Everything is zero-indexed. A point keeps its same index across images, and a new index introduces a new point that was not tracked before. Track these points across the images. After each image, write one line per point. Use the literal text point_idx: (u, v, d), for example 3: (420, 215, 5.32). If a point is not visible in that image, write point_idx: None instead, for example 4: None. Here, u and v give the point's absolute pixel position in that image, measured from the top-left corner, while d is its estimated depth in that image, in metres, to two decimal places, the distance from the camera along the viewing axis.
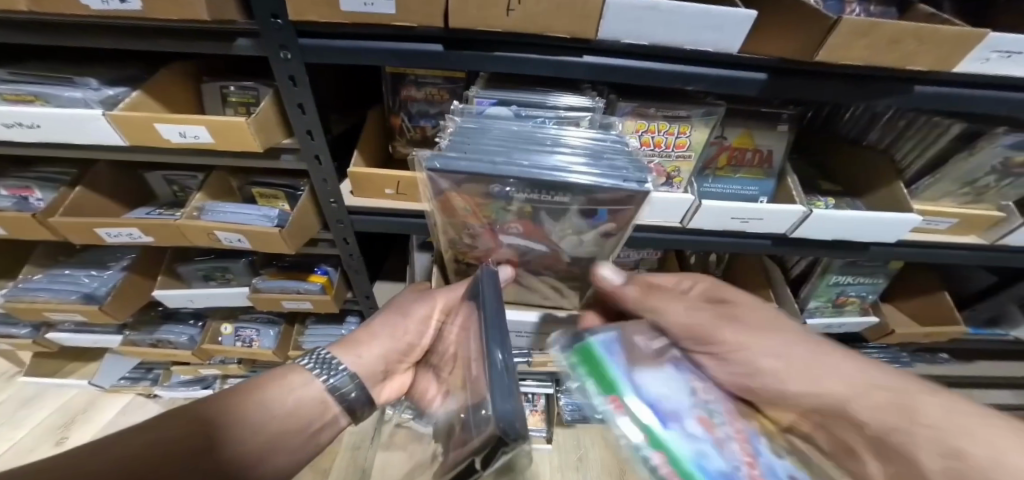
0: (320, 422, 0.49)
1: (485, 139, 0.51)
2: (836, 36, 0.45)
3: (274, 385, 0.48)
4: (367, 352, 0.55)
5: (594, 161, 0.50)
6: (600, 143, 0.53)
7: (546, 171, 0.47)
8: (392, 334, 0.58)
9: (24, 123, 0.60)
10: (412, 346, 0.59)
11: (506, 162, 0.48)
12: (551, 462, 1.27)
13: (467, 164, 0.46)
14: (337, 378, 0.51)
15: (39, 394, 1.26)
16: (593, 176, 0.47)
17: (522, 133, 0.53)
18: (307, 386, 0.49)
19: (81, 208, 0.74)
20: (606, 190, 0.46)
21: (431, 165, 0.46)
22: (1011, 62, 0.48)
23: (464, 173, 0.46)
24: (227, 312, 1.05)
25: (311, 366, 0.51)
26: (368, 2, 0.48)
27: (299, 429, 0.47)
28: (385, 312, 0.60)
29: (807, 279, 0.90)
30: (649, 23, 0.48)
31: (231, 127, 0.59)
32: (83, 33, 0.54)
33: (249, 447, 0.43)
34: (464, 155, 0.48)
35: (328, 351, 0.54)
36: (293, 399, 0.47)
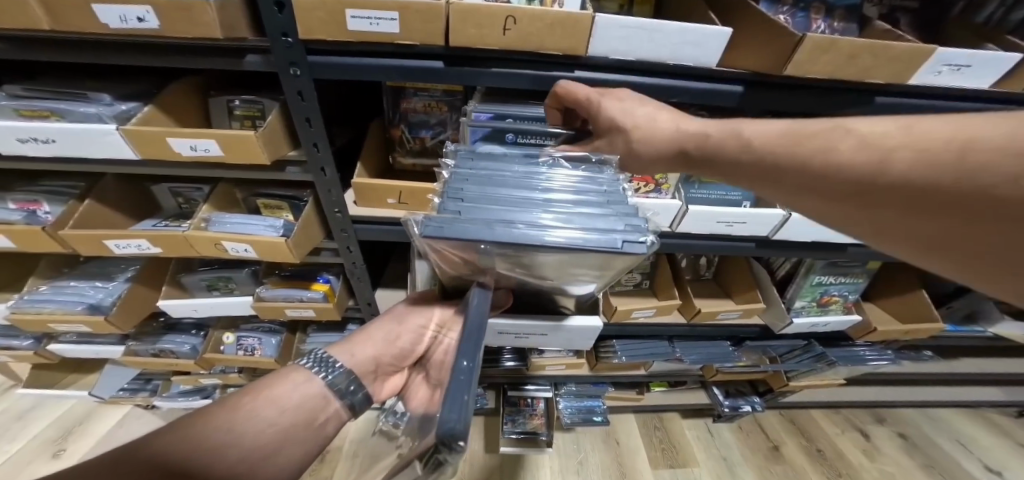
0: (322, 416, 0.49)
1: (481, 195, 0.48)
2: (801, 51, 0.50)
3: (275, 384, 0.48)
4: (364, 349, 0.57)
5: (590, 217, 0.46)
6: (590, 186, 0.51)
7: (543, 232, 0.43)
8: (389, 339, 0.59)
9: (40, 138, 0.62)
10: (407, 351, 0.60)
11: (502, 225, 0.44)
12: (553, 465, 1.29)
13: (461, 229, 0.42)
14: (336, 373, 0.51)
15: (36, 407, 1.26)
16: (592, 236, 0.43)
17: (518, 185, 0.50)
18: (305, 383, 0.49)
19: (90, 220, 0.76)
20: (604, 252, 0.42)
21: (425, 230, 0.41)
22: (960, 75, 0.53)
23: (459, 238, 0.41)
24: (229, 322, 1.07)
25: (309, 365, 0.51)
26: (374, 22, 0.51)
27: (301, 424, 0.47)
28: (385, 316, 0.61)
29: (792, 280, 0.94)
30: (634, 39, 0.52)
31: (240, 140, 0.62)
32: (99, 51, 0.57)
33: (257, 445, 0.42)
34: (459, 216, 0.44)
35: (326, 351, 0.55)
36: (298, 394, 0.48)
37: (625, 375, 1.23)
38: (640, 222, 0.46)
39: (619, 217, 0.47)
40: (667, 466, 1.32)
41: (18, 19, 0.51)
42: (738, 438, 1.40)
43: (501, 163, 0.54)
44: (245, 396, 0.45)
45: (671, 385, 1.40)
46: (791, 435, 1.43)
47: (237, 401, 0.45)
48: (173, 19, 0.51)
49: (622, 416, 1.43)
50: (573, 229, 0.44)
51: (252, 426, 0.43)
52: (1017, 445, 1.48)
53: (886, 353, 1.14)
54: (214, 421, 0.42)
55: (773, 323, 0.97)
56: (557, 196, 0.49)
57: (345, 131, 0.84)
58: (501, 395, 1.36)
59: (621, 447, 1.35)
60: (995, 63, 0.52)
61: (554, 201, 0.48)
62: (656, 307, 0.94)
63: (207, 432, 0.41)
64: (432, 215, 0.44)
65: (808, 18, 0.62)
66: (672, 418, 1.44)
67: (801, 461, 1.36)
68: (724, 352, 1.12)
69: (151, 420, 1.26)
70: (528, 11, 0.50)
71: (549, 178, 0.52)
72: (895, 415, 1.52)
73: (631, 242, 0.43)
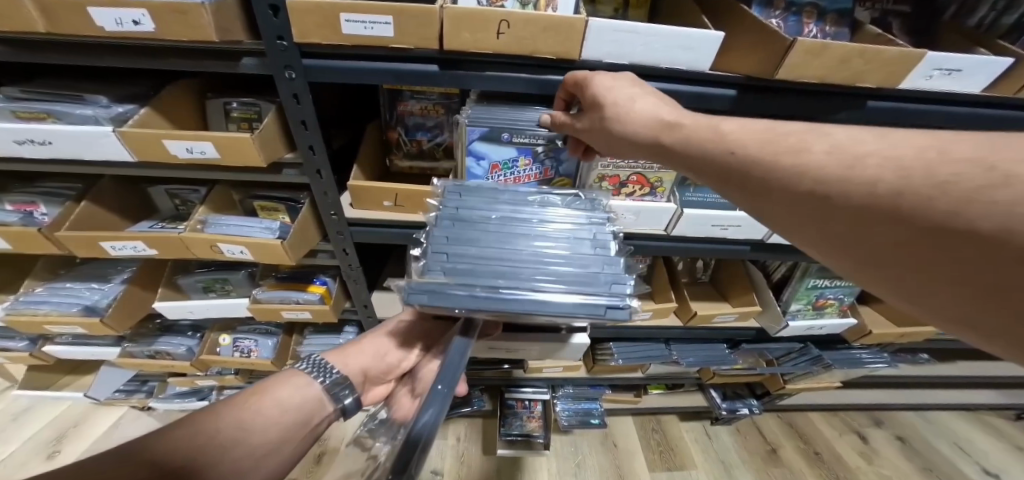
0: (320, 421, 0.52)
1: (469, 250, 0.52)
2: (792, 55, 0.50)
3: (275, 386, 0.52)
4: (357, 359, 0.60)
5: (577, 273, 0.50)
6: (577, 236, 0.55)
7: (529, 293, 0.47)
8: (379, 350, 0.63)
9: (36, 140, 0.62)
10: (394, 364, 0.64)
11: (486, 290, 0.47)
12: (550, 468, 1.28)
13: (451, 297, 0.46)
14: (332, 379, 0.55)
15: (32, 408, 1.26)
16: (578, 298, 0.48)
17: (504, 232, 0.54)
18: (306, 387, 0.53)
19: (86, 223, 0.76)
20: (590, 314, 0.47)
21: (415, 301, 0.46)
22: (952, 79, 0.53)
23: (452, 307, 0.46)
24: (226, 324, 1.07)
25: (308, 369, 0.55)
26: (369, 25, 0.51)
27: (296, 428, 0.50)
28: (377, 329, 0.64)
29: (788, 283, 0.94)
30: (627, 43, 0.52)
31: (235, 143, 0.62)
32: (95, 53, 0.57)
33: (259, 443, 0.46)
34: (448, 281, 0.48)
35: (322, 357, 0.58)
36: (298, 396, 0.52)
37: (622, 378, 1.23)
38: (629, 285, 0.50)
39: (606, 271, 0.51)
40: (665, 469, 1.31)
41: (14, 22, 0.51)
42: (736, 440, 1.41)
43: (490, 205, 0.58)
44: (250, 397, 0.49)
45: (669, 388, 1.42)
46: (789, 437, 1.42)
47: (235, 406, 0.47)
48: (167, 22, 0.52)
49: (619, 419, 1.42)
50: (562, 290, 0.49)
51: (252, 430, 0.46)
52: (1015, 448, 1.48)
53: (883, 356, 1.13)
54: (218, 423, 0.44)
55: (769, 326, 0.97)
56: (546, 245, 0.53)
57: (342, 134, 0.84)
58: (499, 398, 1.35)
59: (619, 450, 1.34)
60: (985, 67, 0.52)
61: (543, 253, 0.52)
62: (652, 310, 0.94)
63: (208, 436, 0.42)
64: (422, 279, 0.48)
65: (800, 23, 0.63)
66: (670, 420, 1.44)
67: (799, 464, 1.36)
68: (721, 355, 1.12)
69: (146, 422, 1.26)
70: (521, 16, 0.50)
71: (543, 223, 0.56)
72: (894, 419, 1.52)
73: (614, 308, 0.48)
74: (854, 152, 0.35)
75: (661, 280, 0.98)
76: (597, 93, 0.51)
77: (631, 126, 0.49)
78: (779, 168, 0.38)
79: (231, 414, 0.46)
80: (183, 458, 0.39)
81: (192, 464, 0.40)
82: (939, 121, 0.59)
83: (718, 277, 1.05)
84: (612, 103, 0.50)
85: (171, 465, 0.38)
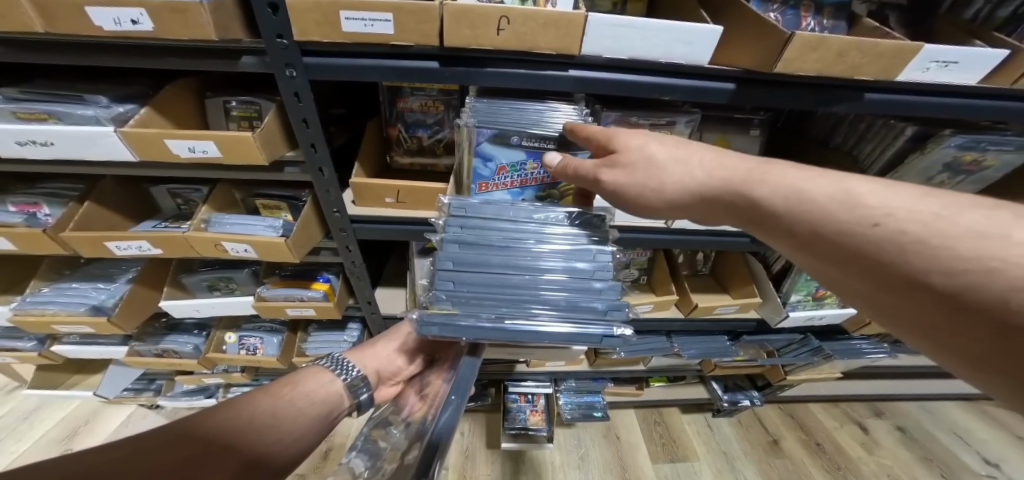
0: (337, 416, 0.56)
1: (471, 276, 0.53)
2: (791, 48, 0.50)
3: (305, 380, 0.56)
4: (373, 360, 0.64)
5: (572, 301, 0.53)
6: (578, 256, 0.56)
7: (528, 325, 0.50)
8: (390, 354, 0.66)
9: (38, 141, 0.62)
10: (402, 368, 0.67)
11: (492, 320, 0.50)
12: (554, 460, 1.30)
13: (460, 328, 0.49)
14: (352, 376, 0.60)
15: (42, 406, 1.28)
16: (573, 329, 0.51)
17: (506, 255, 0.55)
18: (330, 382, 0.57)
19: (90, 223, 0.77)
20: (581, 343, 0.51)
21: (427, 333, 0.48)
22: (948, 71, 0.53)
23: (459, 337, 0.49)
24: (231, 321, 1.07)
25: (329, 366, 0.60)
26: (369, 23, 0.52)
27: (319, 419, 0.53)
28: (392, 333, 0.69)
29: (788, 274, 0.95)
30: (627, 38, 0.53)
31: (237, 141, 0.63)
32: (95, 52, 0.57)
33: (294, 427, 0.49)
34: (457, 312, 0.51)
35: (344, 356, 0.64)
36: (324, 391, 0.56)
37: (623, 370, 1.25)
38: (622, 312, 0.52)
39: (601, 296, 0.54)
40: (667, 460, 1.33)
41: (12, 22, 0.51)
42: (738, 432, 1.42)
43: (493, 221, 0.58)
44: (281, 388, 0.53)
45: (670, 380, 1.44)
46: (790, 429, 1.44)
47: (272, 393, 0.51)
48: (167, 21, 0.52)
49: (622, 411, 1.44)
50: (557, 319, 0.52)
51: (285, 416, 0.49)
52: (1014, 436, 1.50)
53: (882, 346, 1.16)
54: (257, 408, 0.48)
55: (771, 317, 0.97)
56: (546, 266, 0.55)
57: (342, 131, 0.84)
58: (503, 392, 1.37)
59: (621, 442, 1.36)
60: (980, 59, 0.52)
61: (541, 278, 0.54)
62: (652, 302, 0.95)
63: (248, 419, 0.46)
64: (432, 312, 0.50)
65: (798, 16, 0.63)
66: (672, 413, 1.45)
67: (800, 454, 1.38)
68: (722, 347, 1.12)
69: (154, 420, 1.27)
70: (521, 11, 0.50)
71: (540, 243, 0.56)
72: (893, 409, 1.54)
73: (608, 338, 0.51)
74: (898, 210, 0.40)
75: (661, 273, 0.99)
76: (634, 146, 0.50)
77: (679, 183, 0.49)
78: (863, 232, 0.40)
79: (269, 400, 0.50)
80: (226, 439, 0.42)
81: (235, 443, 0.43)
82: (935, 113, 0.59)
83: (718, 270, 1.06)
84: (645, 139, 0.50)
85: (217, 444, 0.41)
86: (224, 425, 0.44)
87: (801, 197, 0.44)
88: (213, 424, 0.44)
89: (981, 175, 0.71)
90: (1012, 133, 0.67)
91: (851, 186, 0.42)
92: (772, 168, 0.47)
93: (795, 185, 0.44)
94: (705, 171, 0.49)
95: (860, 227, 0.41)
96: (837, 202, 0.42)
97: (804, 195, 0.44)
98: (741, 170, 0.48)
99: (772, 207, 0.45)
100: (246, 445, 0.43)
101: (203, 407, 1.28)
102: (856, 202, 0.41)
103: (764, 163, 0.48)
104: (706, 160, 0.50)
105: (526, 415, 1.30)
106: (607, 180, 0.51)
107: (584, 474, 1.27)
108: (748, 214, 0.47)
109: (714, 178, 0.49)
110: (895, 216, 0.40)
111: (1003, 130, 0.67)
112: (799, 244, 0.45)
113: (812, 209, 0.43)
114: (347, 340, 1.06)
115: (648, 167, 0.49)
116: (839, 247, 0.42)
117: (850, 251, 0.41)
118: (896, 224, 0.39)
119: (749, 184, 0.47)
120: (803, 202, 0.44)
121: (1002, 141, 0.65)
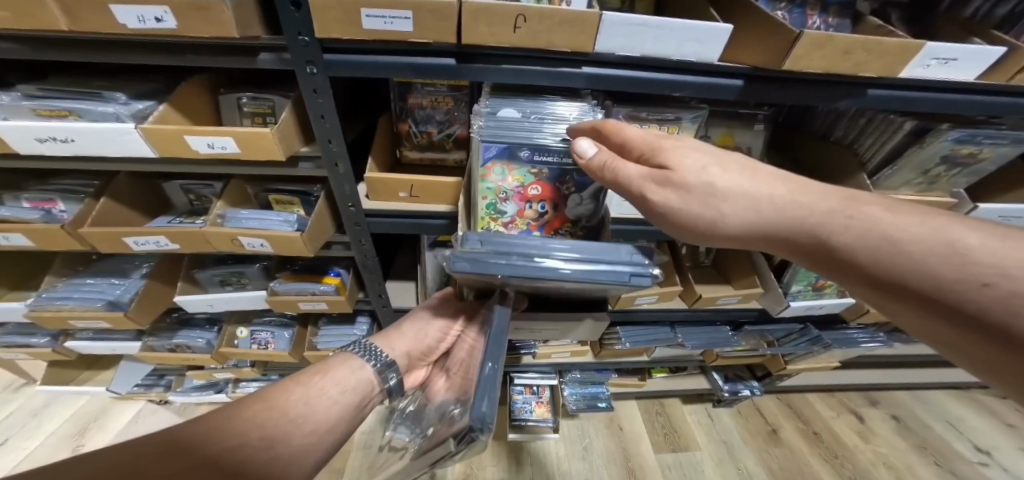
0: (366, 405, 0.59)
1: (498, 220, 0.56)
2: (798, 46, 0.52)
3: (339, 367, 0.60)
4: (401, 345, 0.67)
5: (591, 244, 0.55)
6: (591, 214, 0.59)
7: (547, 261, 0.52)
8: (417, 337, 0.70)
9: (59, 138, 0.63)
10: (431, 347, 0.71)
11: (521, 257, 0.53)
12: (559, 451, 1.33)
13: (490, 264, 0.51)
14: (381, 362, 0.63)
15: (52, 404, 1.29)
16: (593, 265, 0.53)
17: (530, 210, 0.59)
18: (360, 369, 0.60)
19: (107, 218, 0.78)
20: (609, 276, 0.53)
21: (457, 267, 0.51)
22: (947, 68, 0.55)
23: (492, 275, 0.51)
24: (242, 316, 1.09)
25: (358, 352, 0.63)
26: (389, 21, 0.53)
27: (351, 407, 0.56)
28: (413, 315, 0.72)
29: (789, 265, 0.97)
30: (640, 36, 0.54)
31: (256, 137, 0.64)
32: (117, 49, 0.58)
33: (324, 417, 0.52)
34: (486, 250, 0.53)
35: (370, 341, 0.66)
36: (356, 377, 0.59)
37: (627, 361, 1.27)
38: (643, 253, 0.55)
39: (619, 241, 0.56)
40: (670, 450, 1.36)
41: (37, 20, 0.52)
42: (739, 421, 1.46)
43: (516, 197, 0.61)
44: (316, 376, 0.57)
45: (672, 372, 1.46)
46: (788, 418, 1.48)
47: (305, 383, 0.55)
48: (191, 20, 0.53)
49: (625, 402, 1.47)
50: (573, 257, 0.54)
51: (317, 406, 0.52)
52: (1003, 424, 1.54)
53: (878, 336, 1.19)
54: (291, 399, 0.52)
55: (771, 307, 1.00)
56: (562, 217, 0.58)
57: (354, 126, 0.86)
58: (508, 385, 1.39)
59: (625, 433, 1.39)
60: (978, 56, 0.55)
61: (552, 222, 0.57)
62: (658, 294, 0.97)
63: (282, 411, 0.50)
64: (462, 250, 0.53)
65: (804, 15, 0.65)
66: (674, 404, 1.49)
67: (799, 444, 1.42)
68: (724, 337, 1.16)
69: (165, 415, 1.28)
70: (538, 10, 0.52)
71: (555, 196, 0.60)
72: (888, 399, 1.58)
73: (638, 276, 0.53)
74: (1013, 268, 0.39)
75: (666, 265, 1.01)
76: (692, 172, 0.50)
77: (739, 214, 0.50)
78: (933, 276, 0.42)
79: (302, 390, 0.54)
80: (260, 432, 0.46)
81: (268, 437, 0.46)
82: (933, 108, 0.61)
83: (720, 262, 1.09)
84: (699, 168, 0.50)
85: (253, 437, 0.45)
86: (257, 415, 0.48)
87: (890, 248, 0.44)
88: (248, 414, 0.47)
89: (977, 168, 0.74)
90: (1006, 127, 0.69)
91: (913, 245, 0.43)
92: (859, 213, 0.47)
93: (887, 233, 0.45)
94: (773, 208, 0.49)
95: (963, 285, 0.41)
96: (938, 256, 0.42)
97: (896, 246, 0.44)
98: (819, 210, 0.48)
99: (855, 256, 0.46)
100: (277, 436, 0.47)
101: (213, 402, 1.30)
102: (963, 258, 0.41)
103: (842, 207, 0.48)
104: (776, 193, 0.50)
105: (531, 407, 1.34)
106: (655, 199, 0.50)
107: (590, 466, 1.30)
108: (819, 255, 0.49)
109: (785, 215, 0.49)
110: (1010, 276, 0.39)
111: (998, 124, 0.69)
112: (878, 291, 0.46)
113: (897, 259, 0.44)
114: (358, 334, 1.08)
115: (703, 194, 0.50)
116: (934, 299, 0.42)
117: (947, 305, 0.41)
118: (1008, 285, 0.39)
119: (826, 228, 0.48)
120: (891, 254, 0.44)
121: (998, 135, 0.67)
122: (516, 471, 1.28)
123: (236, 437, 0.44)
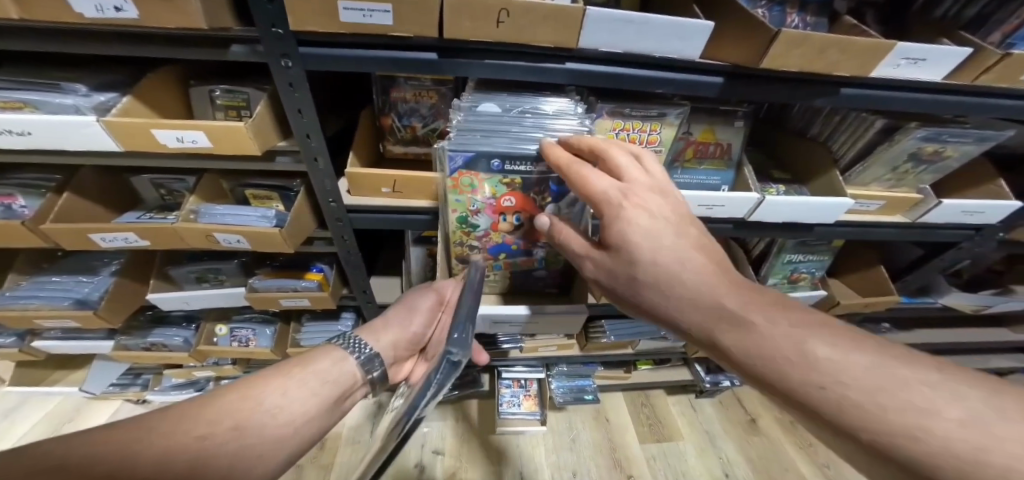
0: (348, 395, 0.60)
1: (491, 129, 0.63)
2: (776, 45, 0.53)
3: (320, 358, 0.60)
4: (386, 336, 0.69)
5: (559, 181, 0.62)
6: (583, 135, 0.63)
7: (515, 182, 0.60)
8: (402, 328, 0.71)
9: (14, 131, 0.59)
10: (416, 336, 0.73)
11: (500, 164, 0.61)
12: (546, 443, 1.36)
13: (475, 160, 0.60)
14: (365, 354, 0.63)
15: (21, 405, 1.24)
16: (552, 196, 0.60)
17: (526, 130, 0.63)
18: (343, 362, 0.61)
19: (71, 214, 0.74)
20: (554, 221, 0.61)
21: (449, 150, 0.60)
22: (917, 68, 0.57)
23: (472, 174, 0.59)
24: (220, 313, 1.06)
25: (343, 345, 0.63)
26: (368, 14, 0.51)
27: (328, 400, 0.56)
28: (399, 305, 0.73)
29: (766, 258, 1.00)
30: (623, 32, 0.54)
31: (228, 131, 0.62)
32: (74, 38, 0.55)
33: (296, 411, 0.52)
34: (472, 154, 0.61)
35: (355, 335, 0.67)
36: (336, 370, 0.60)
37: (612, 354, 1.29)
38: None
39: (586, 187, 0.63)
40: (654, 440, 1.40)
41: None
42: (720, 410, 1.51)
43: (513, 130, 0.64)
44: (295, 369, 0.57)
45: (657, 363, 1.50)
46: (766, 407, 1.54)
47: (283, 374, 0.55)
48: (153, 9, 0.50)
49: (610, 394, 1.50)
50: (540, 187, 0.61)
51: (292, 399, 0.53)
52: None
53: None
54: (266, 390, 0.52)
55: None
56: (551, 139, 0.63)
57: (334, 120, 0.83)
58: (495, 378, 1.40)
59: (610, 424, 1.42)
60: (946, 57, 0.56)
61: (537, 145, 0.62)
62: None
63: (256, 403, 0.50)
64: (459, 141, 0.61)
65: (783, 13, 0.66)
66: (658, 395, 1.52)
67: (775, 431, 1.47)
68: None
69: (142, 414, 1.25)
70: (521, 4, 0.51)
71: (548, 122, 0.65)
72: None
73: None
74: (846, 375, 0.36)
75: None
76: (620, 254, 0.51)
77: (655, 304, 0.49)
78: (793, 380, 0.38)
79: (279, 381, 0.54)
80: (231, 421, 0.46)
81: (239, 427, 0.47)
82: (904, 107, 0.63)
83: None
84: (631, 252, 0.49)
85: (225, 426, 0.46)
86: (231, 405, 0.48)
87: (755, 348, 0.41)
88: (224, 405, 0.48)
89: (941, 165, 0.77)
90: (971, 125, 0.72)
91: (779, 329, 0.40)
92: (744, 319, 0.42)
93: (758, 340, 0.40)
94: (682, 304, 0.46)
95: (806, 387, 0.37)
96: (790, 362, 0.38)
97: (761, 351, 0.40)
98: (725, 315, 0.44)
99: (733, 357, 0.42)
100: (248, 427, 0.47)
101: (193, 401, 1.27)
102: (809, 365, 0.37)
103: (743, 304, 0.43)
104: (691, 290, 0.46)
105: (520, 400, 1.37)
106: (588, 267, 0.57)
107: (577, 457, 1.33)
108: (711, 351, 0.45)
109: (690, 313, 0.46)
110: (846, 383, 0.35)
111: (964, 123, 0.72)
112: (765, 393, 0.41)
113: (764, 365, 0.40)
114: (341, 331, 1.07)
115: (626, 278, 0.51)
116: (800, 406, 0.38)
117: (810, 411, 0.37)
118: (843, 390, 0.35)
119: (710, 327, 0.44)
120: (759, 359, 0.40)
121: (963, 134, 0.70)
122: (504, 464, 1.29)
123: (208, 424, 0.45)
